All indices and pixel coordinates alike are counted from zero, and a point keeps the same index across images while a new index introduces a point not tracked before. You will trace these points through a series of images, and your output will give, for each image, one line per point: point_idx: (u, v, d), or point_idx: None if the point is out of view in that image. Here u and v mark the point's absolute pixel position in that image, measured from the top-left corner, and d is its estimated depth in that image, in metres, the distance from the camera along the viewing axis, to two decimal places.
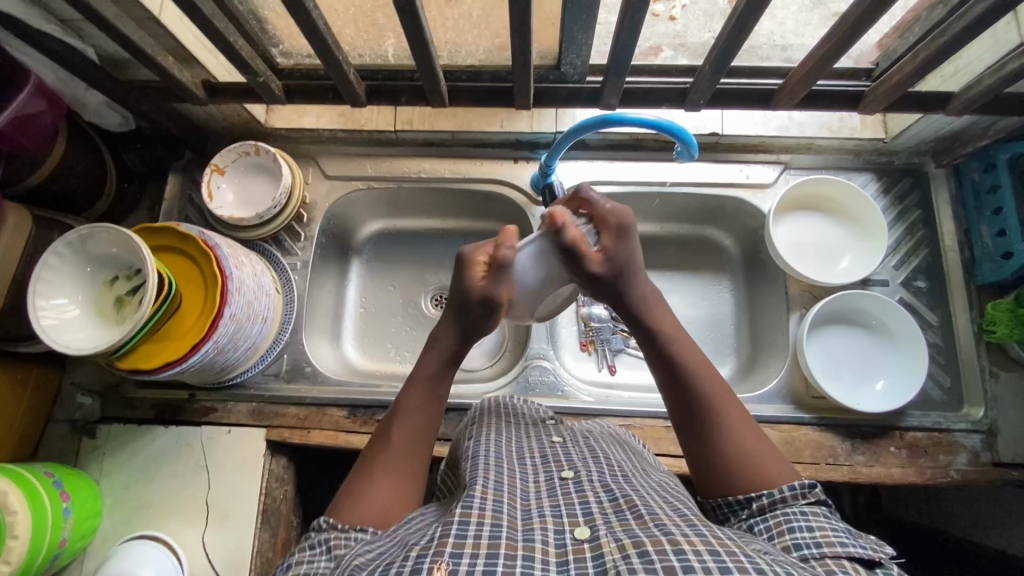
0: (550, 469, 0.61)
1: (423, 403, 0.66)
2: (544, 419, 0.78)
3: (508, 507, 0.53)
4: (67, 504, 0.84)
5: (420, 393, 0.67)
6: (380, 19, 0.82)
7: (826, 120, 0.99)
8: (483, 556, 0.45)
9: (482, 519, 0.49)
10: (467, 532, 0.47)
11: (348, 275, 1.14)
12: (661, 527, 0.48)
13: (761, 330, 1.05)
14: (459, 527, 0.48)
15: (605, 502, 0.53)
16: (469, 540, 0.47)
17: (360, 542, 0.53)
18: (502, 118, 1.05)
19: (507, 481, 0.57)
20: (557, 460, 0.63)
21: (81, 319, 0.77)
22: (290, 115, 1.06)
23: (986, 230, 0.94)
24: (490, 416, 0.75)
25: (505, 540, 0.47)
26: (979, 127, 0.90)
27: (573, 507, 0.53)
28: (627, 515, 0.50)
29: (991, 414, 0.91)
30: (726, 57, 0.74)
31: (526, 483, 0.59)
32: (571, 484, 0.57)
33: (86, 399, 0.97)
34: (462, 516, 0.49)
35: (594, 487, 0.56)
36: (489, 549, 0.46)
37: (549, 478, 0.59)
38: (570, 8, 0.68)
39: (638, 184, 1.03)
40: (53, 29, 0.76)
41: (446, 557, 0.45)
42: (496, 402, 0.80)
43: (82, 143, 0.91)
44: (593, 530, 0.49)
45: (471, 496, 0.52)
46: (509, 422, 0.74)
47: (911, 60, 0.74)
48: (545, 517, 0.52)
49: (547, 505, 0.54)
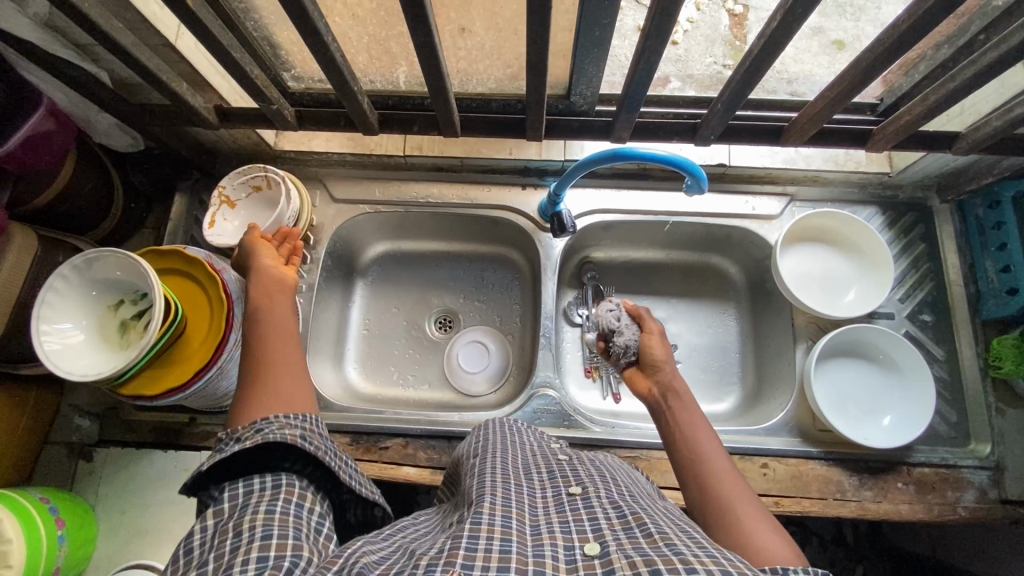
0: (558, 485, 0.60)
1: (274, 316, 0.73)
2: (549, 440, 0.78)
3: (516, 522, 0.51)
4: (62, 530, 0.82)
5: (264, 314, 0.73)
6: (393, 48, 0.83)
7: (832, 153, 1.00)
8: (494, 569, 0.44)
9: (491, 533, 0.48)
10: (477, 545, 0.46)
11: (353, 296, 1.14)
12: (671, 545, 0.46)
13: (765, 361, 1.05)
14: (470, 540, 0.47)
15: (613, 519, 0.52)
16: (479, 553, 0.46)
17: (306, 431, 0.59)
18: (512, 145, 1.05)
19: (515, 498, 0.56)
20: (564, 477, 0.62)
21: (85, 344, 0.76)
22: (299, 138, 1.07)
23: (990, 266, 0.95)
24: (494, 436, 0.74)
25: (516, 554, 0.46)
26: (981, 166, 0.91)
27: (582, 523, 0.52)
28: (636, 532, 0.49)
29: (998, 451, 0.91)
30: (740, 94, 0.75)
31: (534, 499, 0.58)
32: (579, 501, 0.56)
33: (84, 421, 0.95)
34: (472, 529, 0.49)
35: (603, 504, 0.55)
36: (500, 563, 0.45)
37: (556, 493, 0.58)
38: (583, 42, 0.68)
39: (645, 214, 1.03)
40: (69, 54, 0.75)
41: (458, 568, 0.44)
42: (498, 422, 0.80)
43: (90, 165, 0.91)
44: (603, 547, 0.47)
45: (480, 511, 0.51)
46: (514, 440, 0.73)
47: (920, 103, 0.75)
48: (554, 533, 0.50)
49: (556, 520, 0.53)
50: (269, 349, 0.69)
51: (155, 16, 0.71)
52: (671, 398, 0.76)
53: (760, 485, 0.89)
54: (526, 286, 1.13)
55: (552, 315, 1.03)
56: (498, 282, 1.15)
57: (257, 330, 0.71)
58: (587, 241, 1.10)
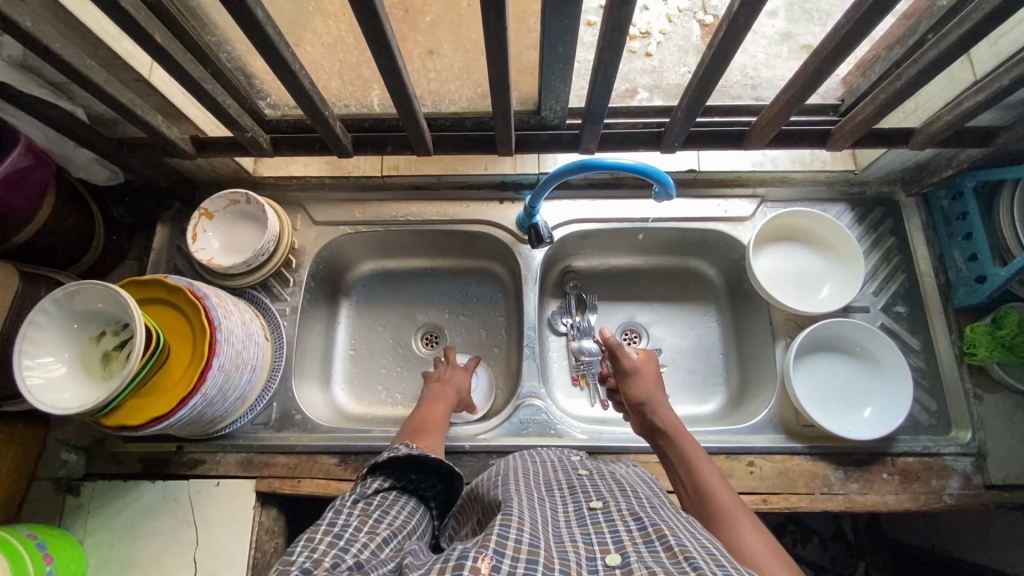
0: (579, 499, 0.62)
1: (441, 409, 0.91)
2: (570, 455, 0.80)
3: (543, 529, 0.54)
4: (51, 566, 0.82)
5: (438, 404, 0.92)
6: (364, 73, 0.86)
7: (798, 155, 1.03)
8: (524, 559, 0.47)
9: (521, 525, 0.52)
10: (510, 535, 0.49)
11: (338, 317, 1.15)
12: (691, 559, 0.46)
13: (748, 360, 1.06)
14: (502, 528, 0.50)
15: (634, 531, 0.53)
16: (512, 542, 0.49)
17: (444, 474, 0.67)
18: (487, 161, 1.07)
19: (540, 509, 0.58)
20: (585, 491, 0.64)
21: (67, 377, 0.76)
22: (278, 164, 1.08)
23: (958, 255, 0.97)
24: (518, 461, 0.76)
25: (543, 551, 0.49)
26: (941, 159, 0.94)
27: (603, 535, 0.53)
28: (656, 546, 0.50)
29: (979, 436, 0.92)
30: (698, 102, 0.77)
31: (557, 513, 0.60)
32: (599, 514, 0.57)
33: (71, 455, 0.95)
34: (504, 520, 0.52)
35: (623, 516, 0.56)
36: (529, 555, 0.47)
37: (578, 508, 0.60)
38: (547, 59, 0.71)
39: (621, 221, 1.05)
40: (44, 93, 0.76)
41: (490, 552, 0.47)
42: (525, 452, 0.81)
43: (69, 200, 0.92)
44: (625, 557, 0.48)
45: (512, 507, 0.55)
46: (544, 462, 0.75)
47: (872, 102, 0.78)
48: (577, 541, 0.53)
49: (580, 532, 0.55)
50: (433, 426, 0.86)
51: (128, 53, 0.73)
52: (658, 433, 0.83)
53: (747, 483, 0.89)
54: (509, 298, 1.15)
55: (534, 325, 1.04)
56: (482, 296, 1.17)
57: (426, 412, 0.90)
58: (567, 251, 1.12)
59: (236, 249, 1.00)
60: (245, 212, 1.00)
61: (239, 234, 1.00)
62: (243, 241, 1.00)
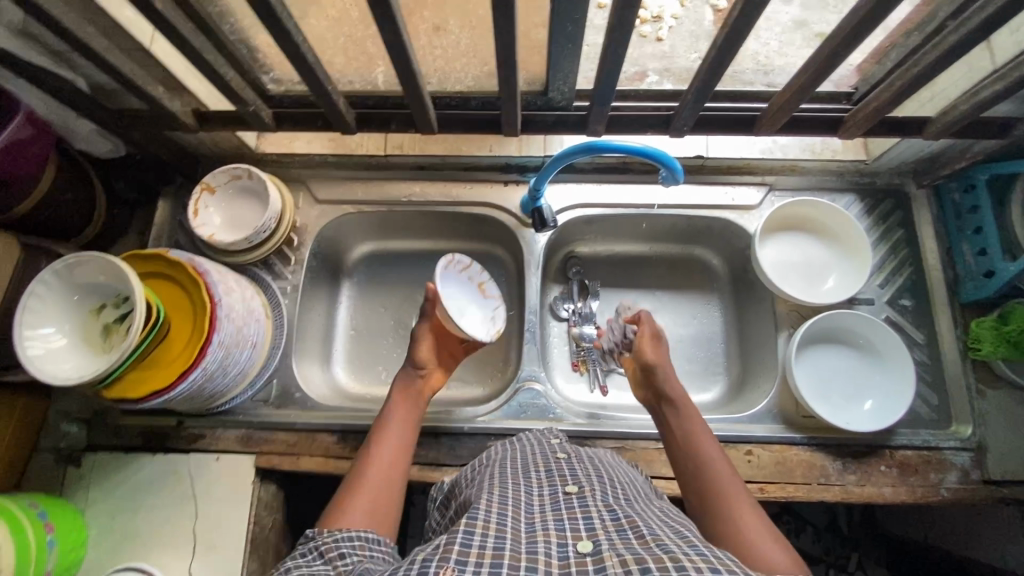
0: (555, 483, 0.62)
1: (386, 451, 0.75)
2: (550, 437, 0.79)
3: (512, 521, 0.53)
4: (52, 535, 0.83)
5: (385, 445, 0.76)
6: (369, 48, 0.85)
7: (808, 143, 1.04)
8: (488, 565, 0.46)
9: (486, 530, 0.50)
10: (472, 542, 0.48)
11: (340, 297, 1.14)
12: (662, 545, 0.47)
13: (750, 350, 1.06)
14: (465, 537, 0.49)
15: (607, 520, 0.53)
16: (474, 550, 0.48)
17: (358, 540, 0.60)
18: (492, 143, 1.08)
19: (511, 496, 0.58)
20: (562, 475, 0.63)
21: (68, 348, 0.76)
22: (281, 141, 1.09)
23: (968, 250, 0.96)
24: (497, 450, 0.77)
25: (509, 551, 0.48)
26: (955, 150, 0.92)
27: (576, 521, 0.53)
28: (629, 534, 0.50)
29: (979, 431, 0.91)
30: (708, 85, 0.76)
31: (531, 497, 0.59)
32: (574, 500, 0.57)
33: (72, 427, 0.96)
34: (467, 525, 0.51)
35: (598, 504, 0.56)
36: (493, 559, 0.47)
37: (553, 492, 0.60)
38: (555, 37, 0.69)
39: (627, 207, 1.04)
40: (44, 61, 0.75)
41: (452, 563, 0.46)
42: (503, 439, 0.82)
43: (71, 172, 0.91)
44: (596, 545, 0.48)
45: (477, 508, 0.54)
46: (517, 446, 0.76)
47: (886, 89, 0.76)
48: (549, 530, 0.52)
49: (552, 518, 0.54)
50: (375, 475, 0.72)
51: (130, 22, 0.72)
52: (667, 404, 0.81)
53: (744, 472, 0.89)
54: (512, 282, 1.14)
55: (535, 310, 1.03)
56: None
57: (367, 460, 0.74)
58: (571, 235, 1.11)
59: (238, 224, 0.99)
60: (243, 186, 0.99)
61: (238, 209, 1.00)
62: (243, 216, 1.00)
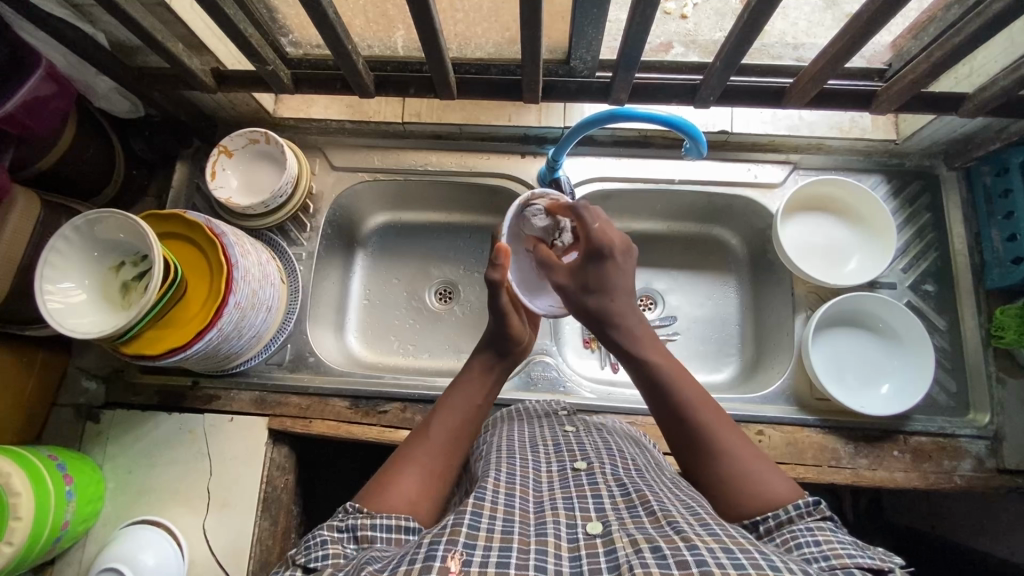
0: (563, 459, 0.61)
1: (445, 438, 0.66)
2: (559, 411, 0.79)
3: (521, 500, 0.52)
4: (70, 487, 0.84)
5: (446, 426, 0.67)
6: (391, 10, 0.82)
7: (837, 120, 0.98)
8: (496, 549, 0.45)
9: (494, 512, 0.49)
10: (481, 524, 0.47)
11: (354, 267, 1.14)
12: (674, 524, 0.46)
13: (764, 330, 1.04)
14: (472, 518, 0.47)
15: (617, 496, 0.53)
16: (482, 533, 0.46)
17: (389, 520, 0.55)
18: (512, 112, 1.03)
19: (519, 473, 0.57)
20: (571, 451, 0.63)
21: (87, 304, 0.77)
22: (298, 105, 1.05)
23: (996, 235, 0.93)
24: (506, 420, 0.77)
25: (517, 534, 0.47)
26: (989, 132, 0.89)
27: (585, 500, 0.52)
28: (640, 511, 0.49)
29: (997, 420, 0.90)
30: (738, 52, 0.73)
31: (539, 473, 0.59)
32: (583, 476, 0.57)
33: (91, 384, 0.98)
34: (475, 507, 0.49)
35: (607, 479, 0.56)
36: (502, 542, 0.45)
37: (561, 468, 0.59)
38: (581, 1, 0.67)
39: (646, 182, 1.02)
40: (65, 13, 0.75)
41: (460, 547, 0.44)
42: (513, 407, 0.82)
43: (90, 130, 0.92)
44: (606, 525, 0.48)
45: (484, 488, 0.52)
46: (524, 418, 0.76)
47: (923, 62, 0.73)
48: (557, 509, 0.51)
49: (560, 496, 0.53)
50: (433, 459, 0.63)
51: None
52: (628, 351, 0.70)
53: None
54: None
55: None
56: None
57: (424, 439, 0.65)
58: None
59: (256, 188, 0.99)
60: (262, 151, 0.99)
61: (256, 173, 1.00)
62: (261, 181, 0.99)
